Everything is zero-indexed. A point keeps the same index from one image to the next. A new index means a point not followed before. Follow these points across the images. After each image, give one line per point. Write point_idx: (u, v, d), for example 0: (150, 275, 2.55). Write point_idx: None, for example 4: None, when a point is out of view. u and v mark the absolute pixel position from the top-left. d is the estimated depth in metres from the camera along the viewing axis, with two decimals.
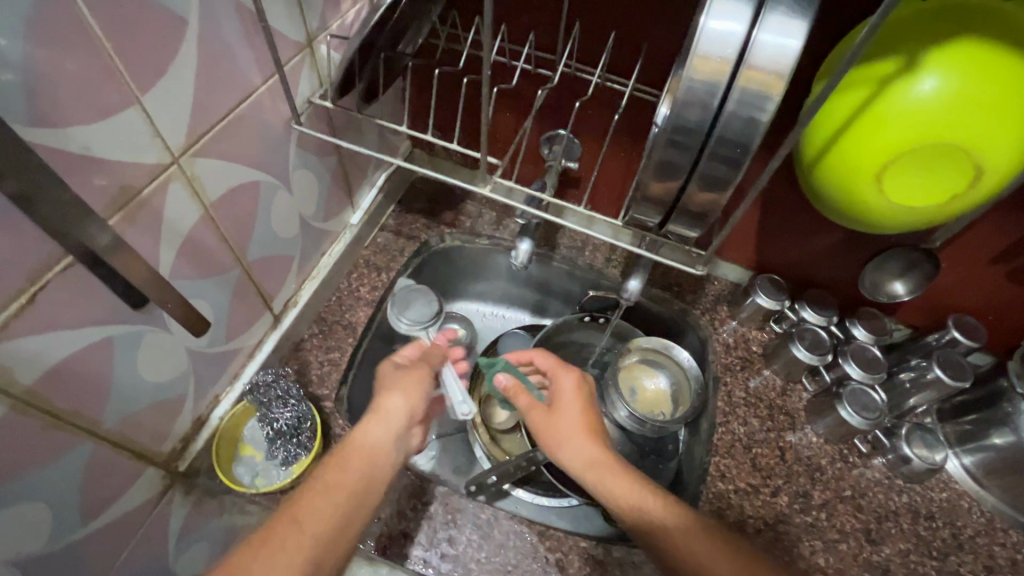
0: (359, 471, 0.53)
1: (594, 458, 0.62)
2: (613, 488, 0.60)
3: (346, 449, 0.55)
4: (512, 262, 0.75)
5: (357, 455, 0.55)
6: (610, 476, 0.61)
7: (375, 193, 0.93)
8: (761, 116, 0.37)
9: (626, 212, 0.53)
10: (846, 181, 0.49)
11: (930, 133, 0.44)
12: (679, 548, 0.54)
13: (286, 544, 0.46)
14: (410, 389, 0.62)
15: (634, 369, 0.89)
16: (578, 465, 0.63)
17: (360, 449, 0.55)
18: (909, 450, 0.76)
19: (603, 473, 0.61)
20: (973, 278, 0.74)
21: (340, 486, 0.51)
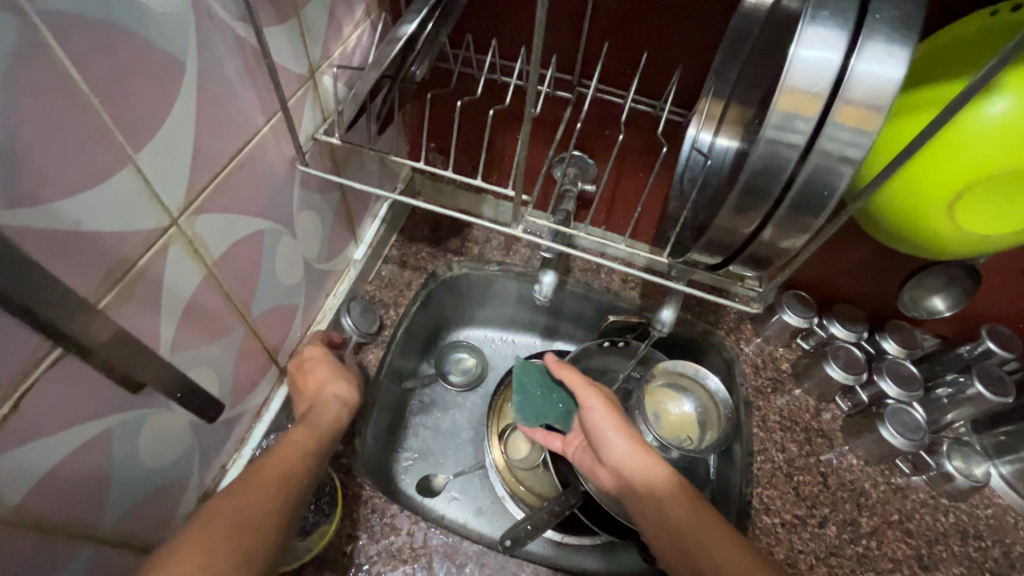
0: (325, 433, 0.60)
1: (644, 447, 0.65)
2: (654, 476, 0.63)
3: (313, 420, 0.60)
4: (536, 297, 0.70)
5: (322, 421, 0.61)
6: (654, 465, 0.63)
7: (378, 224, 0.87)
8: (854, 156, 0.34)
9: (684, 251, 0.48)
10: (914, 209, 0.46)
11: (1013, 158, 0.41)
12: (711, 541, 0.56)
13: (259, 494, 0.48)
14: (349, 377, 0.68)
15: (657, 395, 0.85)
16: (627, 449, 0.65)
17: (325, 421, 0.61)
18: (952, 466, 0.73)
19: (649, 461, 0.63)
20: (1008, 289, 0.73)
21: (308, 440, 0.58)
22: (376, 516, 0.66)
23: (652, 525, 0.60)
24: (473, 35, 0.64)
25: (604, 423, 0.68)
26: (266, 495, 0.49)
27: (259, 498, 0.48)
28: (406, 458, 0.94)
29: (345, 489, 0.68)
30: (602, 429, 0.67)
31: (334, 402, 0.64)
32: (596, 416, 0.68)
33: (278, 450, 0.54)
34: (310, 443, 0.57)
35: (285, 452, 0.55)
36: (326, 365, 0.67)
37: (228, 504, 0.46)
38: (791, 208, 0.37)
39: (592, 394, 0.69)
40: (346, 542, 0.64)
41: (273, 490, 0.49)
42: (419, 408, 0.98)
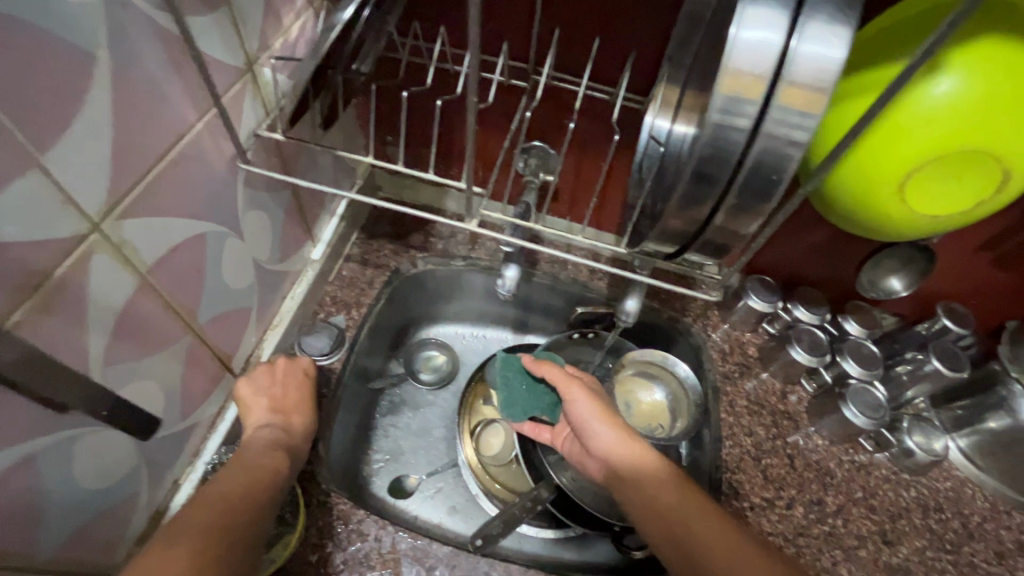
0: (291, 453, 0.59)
1: (629, 435, 0.64)
2: (640, 463, 0.61)
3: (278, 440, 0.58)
4: (499, 292, 0.69)
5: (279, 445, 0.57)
6: (639, 452, 0.63)
7: (336, 222, 0.84)
8: (800, 137, 0.33)
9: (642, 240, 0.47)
10: (865, 192, 0.46)
11: (958, 140, 0.41)
12: (698, 525, 0.55)
13: (221, 508, 0.46)
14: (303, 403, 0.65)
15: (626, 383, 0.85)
16: (612, 437, 0.64)
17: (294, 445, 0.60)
18: (912, 442, 0.75)
19: (635, 449, 0.63)
20: (961, 266, 0.75)
21: (268, 462, 0.54)
22: (342, 523, 0.64)
23: (637, 511, 0.59)
24: (423, 23, 0.62)
25: (589, 413, 0.66)
26: (229, 510, 0.46)
27: (221, 512, 0.45)
28: (377, 460, 0.92)
29: (309, 496, 0.65)
30: (586, 420, 0.66)
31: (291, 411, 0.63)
32: (580, 407, 0.67)
33: (237, 466, 0.52)
34: (266, 464, 0.54)
35: (248, 469, 0.52)
36: (295, 385, 0.66)
37: (188, 518, 0.44)
38: (741, 197, 0.36)
39: (575, 386, 0.68)
40: (312, 552, 0.62)
41: (235, 505, 0.47)
42: (388, 409, 0.96)
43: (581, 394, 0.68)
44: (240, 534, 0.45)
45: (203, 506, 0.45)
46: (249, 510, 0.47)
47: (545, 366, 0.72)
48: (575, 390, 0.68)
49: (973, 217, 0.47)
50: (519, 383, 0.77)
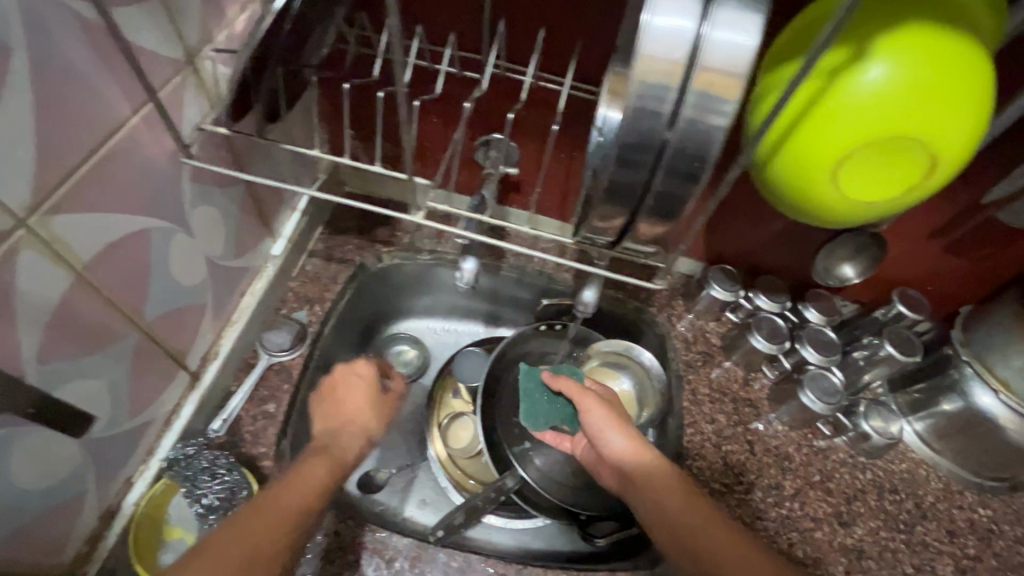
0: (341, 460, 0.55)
1: (642, 444, 0.64)
2: (654, 472, 0.61)
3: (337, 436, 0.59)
4: (458, 284, 0.69)
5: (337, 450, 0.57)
6: (652, 461, 0.62)
7: (298, 216, 0.83)
8: (720, 120, 0.33)
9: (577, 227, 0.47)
10: (801, 178, 0.47)
11: (886, 126, 0.42)
12: (706, 529, 0.55)
13: (284, 511, 0.46)
14: (372, 406, 0.64)
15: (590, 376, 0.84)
16: (626, 447, 0.64)
17: (343, 450, 0.58)
18: (869, 427, 0.77)
19: (647, 457, 0.63)
20: (915, 253, 0.76)
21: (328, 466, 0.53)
22: None
23: (648, 520, 0.59)
24: (372, 14, 0.61)
25: (602, 422, 0.66)
26: (288, 514, 0.46)
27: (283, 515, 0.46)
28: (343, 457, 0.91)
29: None
30: (600, 429, 0.66)
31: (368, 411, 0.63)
32: (593, 416, 0.67)
33: (306, 466, 0.51)
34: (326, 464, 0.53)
35: (307, 470, 0.51)
36: (356, 389, 0.65)
37: (253, 517, 0.44)
38: (665, 184, 0.36)
39: (589, 396, 0.69)
40: None
41: (295, 507, 0.47)
42: None
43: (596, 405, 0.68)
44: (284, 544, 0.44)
45: (270, 506, 0.46)
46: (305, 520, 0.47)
47: (562, 380, 0.72)
48: (590, 400, 0.68)
49: (906, 204, 0.47)
50: (540, 394, 0.78)
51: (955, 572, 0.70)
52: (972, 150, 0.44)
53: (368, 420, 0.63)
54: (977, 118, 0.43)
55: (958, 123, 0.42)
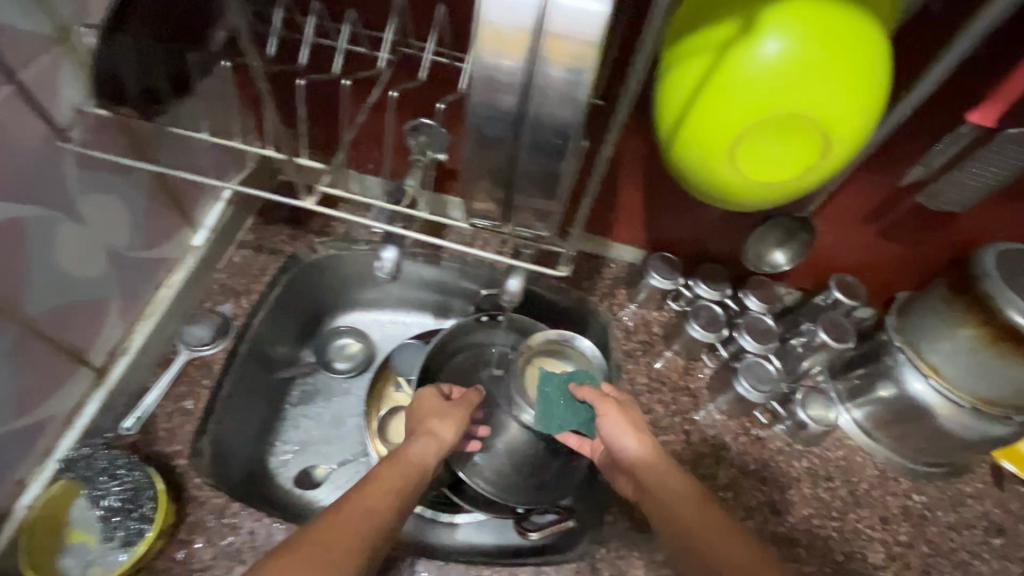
0: (411, 471, 0.62)
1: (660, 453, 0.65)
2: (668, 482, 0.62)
3: (406, 457, 0.64)
4: (379, 274, 0.67)
5: (410, 458, 0.64)
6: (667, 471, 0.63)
7: (221, 206, 0.80)
8: (578, 91, 0.31)
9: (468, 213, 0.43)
10: (700, 159, 0.45)
11: (777, 102, 0.40)
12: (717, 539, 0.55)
13: (369, 510, 0.55)
14: (448, 419, 0.71)
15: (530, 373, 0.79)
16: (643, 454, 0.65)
17: (411, 458, 0.64)
18: (805, 416, 0.76)
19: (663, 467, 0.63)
20: (851, 238, 0.74)
21: (402, 476, 0.61)
22: (214, 516, 0.62)
23: (662, 527, 0.60)
24: None
25: (618, 427, 0.67)
26: (376, 508, 0.56)
27: (368, 513, 0.55)
28: (285, 452, 0.89)
29: (179, 490, 0.63)
30: (616, 434, 0.67)
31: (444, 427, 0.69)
32: (611, 421, 0.68)
33: (384, 474, 0.60)
34: (399, 479, 0.60)
35: (381, 481, 0.58)
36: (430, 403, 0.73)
37: (355, 501, 0.55)
38: (527, 160, 0.35)
39: (609, 402, 0.70)
40: (178, 548, 0.60)
41: (380, 508, 0.56)
42: (299, 399, 0.93)
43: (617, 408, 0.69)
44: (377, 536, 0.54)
45: (364, 500, 0.56)
46: (385, 524, 0.55)
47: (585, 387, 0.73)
48: (609, 407, 0.69)
49: (806, 185, 0.46)
50: (557, 400, 0.74)
51: (886, 559, 0.70)
52: (868, 131, 0.43)
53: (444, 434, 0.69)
54: (871, 96, 0.41)
55: (849, 101, 0.40)
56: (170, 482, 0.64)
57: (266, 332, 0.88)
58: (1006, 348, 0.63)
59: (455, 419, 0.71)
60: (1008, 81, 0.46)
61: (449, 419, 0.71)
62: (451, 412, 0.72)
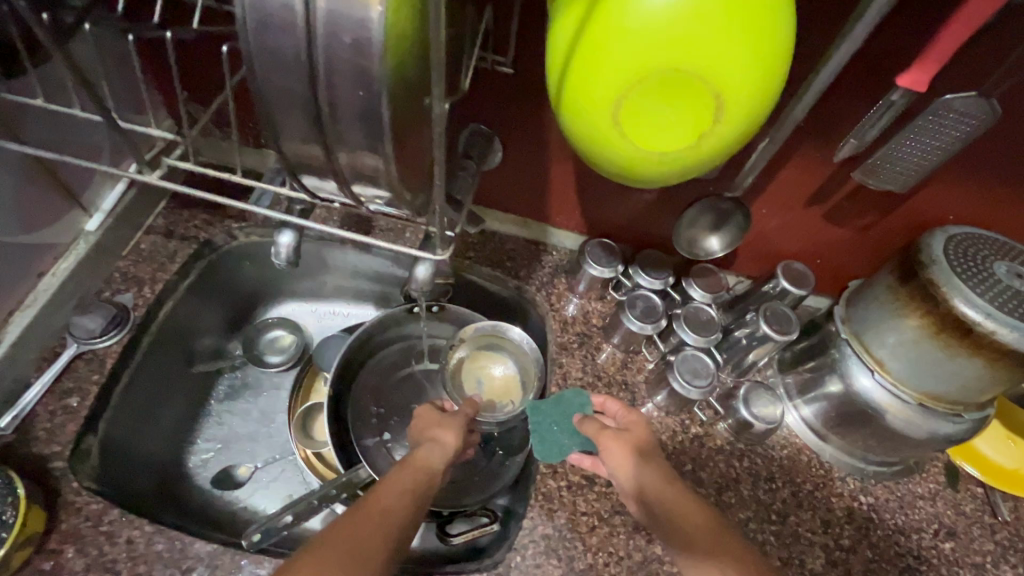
0: (421, 475, 0.55)
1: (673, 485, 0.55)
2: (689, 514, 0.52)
3: (413, 461, 0.56)
4: (274, 262, 0.61)
5: (416, 463, 0.56)
6: (689, 505, 0.53)
7: (122, 188, 0.74)
8: (368, 33, 0.26)
9: (301, 180, 0.40)
10: (584, 124, 0.40)
11: (657, 53, 0.34)
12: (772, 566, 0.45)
13: (383, 513, 0.47)
14: (451, 426, 0.63)
15: (463, 363, 0.77)
16: (660, 486, 0.55)
17: (419, 463, 0.56)
18: (748, 414, 0.71)
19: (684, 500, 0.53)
20: (795, 222, 0.69)
21: (410, 479, 0.53)
22: (89, 523, 0.57)
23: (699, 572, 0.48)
24: None
25: (626, 458, 0.58)
26: (391, 512, 0.48)
27: (384, 517, 0.47)
28: (204, 451, 0.81)
29: (52, 496, 0.58)
30: (625, 466, 0.58)
31: (450, 434, 0.61)
32: (615, 453, 0.59)
33: (393, 477, 0.53)
34: (408, 483, 0.53)
35: (391, 484, 0.51)
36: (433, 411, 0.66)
37: (367, 506, 0.48)
38: (335, 122, 0.29)
39: (607, 435, 0.61)
40: (47, 559, 0.55)
41: (395, 512, 0.48)
42: (226, 394, 0.84)
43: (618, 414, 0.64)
44: (397, 544, 0.46)
45: (375, 504, 0.48)
46: (404, 528, 0.47)
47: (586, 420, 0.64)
48: (609, 439, 0.60)
49: (708, 153, 0.40)
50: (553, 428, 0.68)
51: (825, 565, 0.65)
52: (772, 89, 0.37)
53: (448, 439, 0.61)
54: (772, 46, 0.35)
55: (743, 50, 0.34)
56: (45, 486, 0.59)
57: (187, 311, 0.77)
58: (951, 340, 0.58)
59: (458, 423, 0.64)
60: (940, 36, 0.41)
61: (451, 425, 0.63)
62: (452, 418, 0.64)
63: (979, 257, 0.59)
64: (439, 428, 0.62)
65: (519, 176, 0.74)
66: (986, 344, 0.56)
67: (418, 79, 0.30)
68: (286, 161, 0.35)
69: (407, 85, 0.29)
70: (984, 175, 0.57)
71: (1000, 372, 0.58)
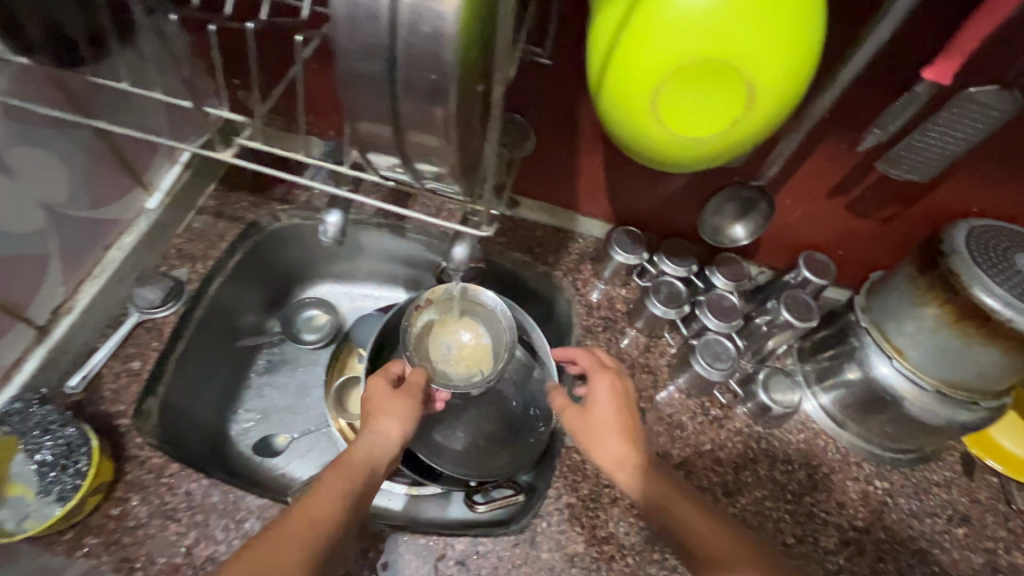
0: (358, 476, 0.57)
1: (631, 459, 0.60)
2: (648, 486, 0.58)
3: (351, 457, 0.58)
4: (321, 239, 0.65)
5: (355, 461, 0.58)
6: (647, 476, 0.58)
7: (179, 170, 0.79)
8: (443, 26, 0.29)
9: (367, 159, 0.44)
10: (624, 110, 0.42)
11: (696, 44, 0.37)
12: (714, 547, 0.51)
13: (312, 524, 0.51)
14: (396, 414, 0.64)
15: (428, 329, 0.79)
16: (615, 463, 0.60)
17: (356, 462, 0.58)
18: (767, 398, 0.73)
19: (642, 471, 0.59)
20: (818, 212, 0.71)
21: (346, 480, 0.56)
22: (151, 475, 0.62)
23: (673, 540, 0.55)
24: None
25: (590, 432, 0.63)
26: (322, 521, 0.51)
27: (312, 527, 0.50)
28: (245, 420, 0.85)
29: (118, 450, 0.63)
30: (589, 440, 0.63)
31: (397, 428, 0.63)
32: (580, 427, 0.64)
33: (329, 480, 0.55)
34: (344, 484, 0.55)
35: (324, 486, 0.54)
36: (386, 392, 0.66)
37: (294, 517, 0.51)
38: (408, 103, 0.33)
39: (570, 412, 0.65)
40: (114, 506, 0.60)
41: (325, 520, 0.51)
42: (265, 367, 0.89)
43: (604, 384, 0.66)
44: (323, 553, 0.50)
45: (307, 513, 0.51)
46: (330, 539, 0.51)
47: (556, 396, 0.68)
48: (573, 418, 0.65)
49: (740, 138, 0.43)
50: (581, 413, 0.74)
51: (839, 544, 0.68)
52: (801, 79, 0.40)
53: (394, 431, 0.63)
54: (801, 40, 0.38)
55: (774, 43, 0.37)
56: (112, 441, 0.64)
57: (234, 292, 0.82)
58: (969, 328, 0.60)
59: (402, 411, 0.64)
60: (963, 32, 0.43)
61: (397, 414, 0.64)
62: (398, 403, 0.65)
63: (999, 249, 0.61)
64: (389, 424, 0.63)
65: (550, 164, 0.77)
66: (1002, 332, 0.58)
67: (481, 65, 0.34)
68: (356, 139, 0.38)
69: (474, 69, 0.32)
70: (1004, 168, 0.59)
71: (1015, 360, 0.60)
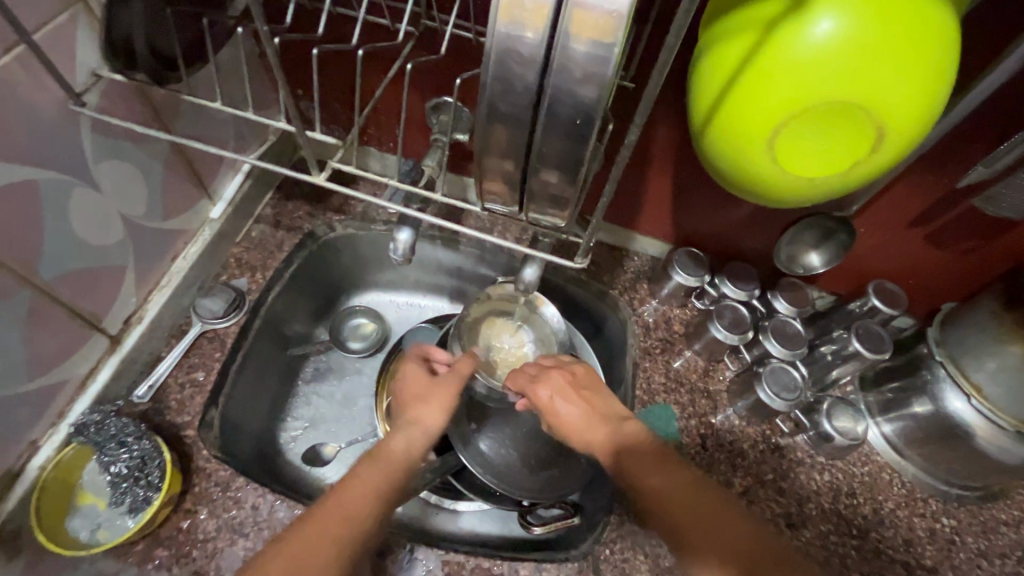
0: (395, 468, 0.57)
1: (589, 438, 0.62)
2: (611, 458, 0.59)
3: (386, 448, 0.59)
4: (392, 257, 0.64)
5: (392, 452, 0.59)
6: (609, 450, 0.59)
7: (241, 179, 0.79)
8: (603, 70, 0.30)
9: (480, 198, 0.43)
10: (735, 148, 0.42)
11: (827, 89, 0.36)
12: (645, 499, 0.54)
13: (346, 518, 0.50)
14: (436, 403, 0.65)
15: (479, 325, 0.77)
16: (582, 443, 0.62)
17: (394, 452, 0.59)
18: (830, 427, 0.72)
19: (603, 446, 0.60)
20: (894, 242, 0.69)
21: (382, 474, 0.56)
22: (220, 489, 0.63)
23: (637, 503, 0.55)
24: None
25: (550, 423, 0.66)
26: (357, 518, 0.51)
27: (344, 524, 0.49)
28: (294, 428, 0.83)
29: (186, 461, 0.64)
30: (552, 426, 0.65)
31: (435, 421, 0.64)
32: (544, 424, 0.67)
33: (363, 472, 0.55)
34: (379, 480, 0.55)
35: (358, 476, 0.54)
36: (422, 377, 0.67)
37: (328, 508, 0.50)
38: None
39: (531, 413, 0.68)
40: (183, 518, 0.61)
41: (360, 515, 0.51)
42: (313, 375, 0.87)
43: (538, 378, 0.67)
44: (356, 548, 0.49)
45: (341, 508, 0.50)
46: (362, 536, 0.50)
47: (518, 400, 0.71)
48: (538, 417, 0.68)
49: (856, 179, 0.42)
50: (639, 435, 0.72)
51: None
52: (930, 121, 0.39)
53: (431, 423, 0.64)
54: (936, 83, 0.37)
55: (911, 88, 0.36)
56: (180, 452, 0.64)
57: (288, 302, 0.82)
58: None
59: (442, 402, 0.65)
60: None
61: (435, 404, 0.65)
62: (437, 393, 0.65)
63: None
64: (426, 416, 0.64)
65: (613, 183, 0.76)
66: None
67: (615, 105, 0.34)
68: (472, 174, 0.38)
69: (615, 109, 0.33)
70: None
71: None
